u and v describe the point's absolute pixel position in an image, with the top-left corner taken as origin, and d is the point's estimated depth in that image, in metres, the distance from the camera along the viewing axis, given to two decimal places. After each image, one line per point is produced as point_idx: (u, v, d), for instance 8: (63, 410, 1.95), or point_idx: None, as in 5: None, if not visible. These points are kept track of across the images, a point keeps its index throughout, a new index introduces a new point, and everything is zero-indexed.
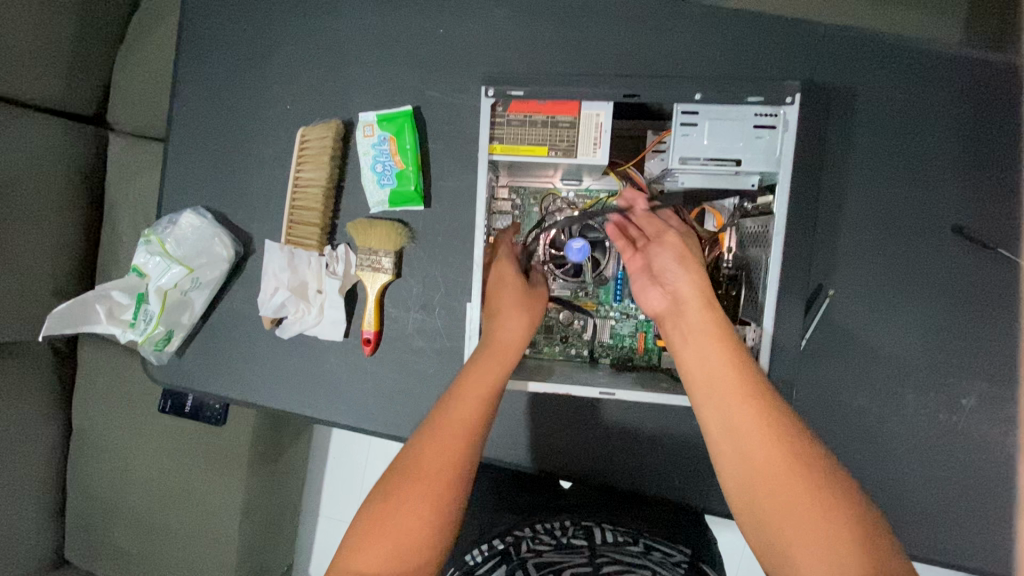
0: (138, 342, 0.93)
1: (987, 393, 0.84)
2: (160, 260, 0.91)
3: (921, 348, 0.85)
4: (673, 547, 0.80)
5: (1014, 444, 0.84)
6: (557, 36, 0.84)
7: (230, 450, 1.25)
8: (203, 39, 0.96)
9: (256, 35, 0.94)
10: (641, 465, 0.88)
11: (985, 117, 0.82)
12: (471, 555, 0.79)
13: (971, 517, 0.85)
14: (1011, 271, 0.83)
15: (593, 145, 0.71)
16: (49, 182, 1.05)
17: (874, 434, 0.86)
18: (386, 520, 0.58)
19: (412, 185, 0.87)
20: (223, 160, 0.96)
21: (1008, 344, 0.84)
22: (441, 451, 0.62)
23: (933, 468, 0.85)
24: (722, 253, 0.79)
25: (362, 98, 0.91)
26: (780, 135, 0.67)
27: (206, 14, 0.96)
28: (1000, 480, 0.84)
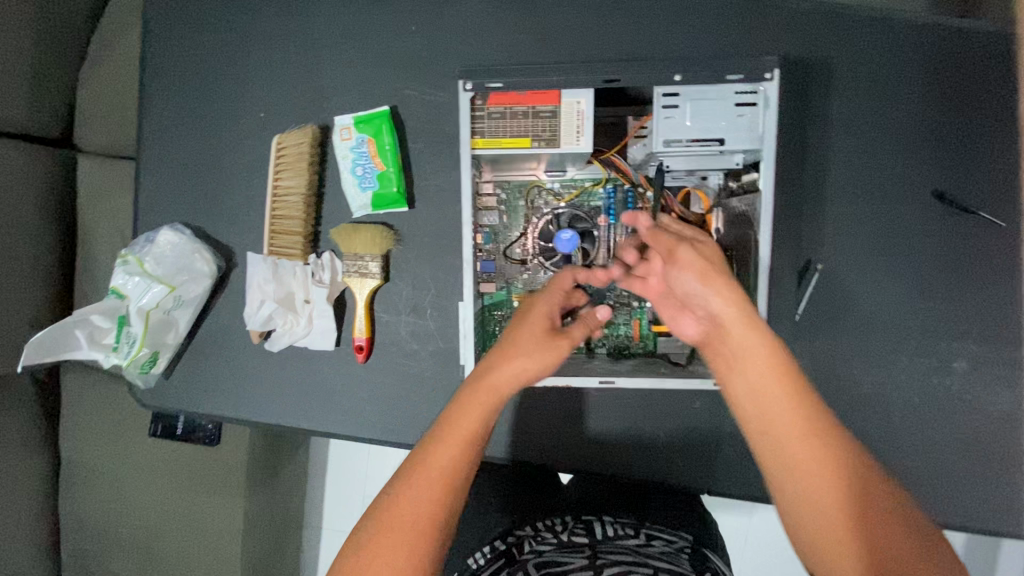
0: (122, 365, 0.89)
1: (976, 353, 0.85)
2: (139, 279, 0.89)
3: (910, 314, 0.86)
4: (673, 534, 0.82)
5: (1007, 401, 0.85)
6: (532, 26, 0.83)
7: (227, 470, 1.23)
8: (169, 51, 0.93)
9: (224, 42, 0.92)
10: (643, 451, 0.88)
11: (958, 82, 0.83)
12: (473, 560, 0.78)
13: (970, 476, 0.86)
14: (992, 232, 0.84)
15: (577, 134, 0.70)
16: (17, 208, 1.01)
17: (870, 403, 0.87)
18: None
19: (394, 186, 0.86)
20: (198, 173, 0.93)
21: (994, 304, 0.85)
22: (408, 512, 0.58)
23: (929, 432, 0.87)
24: (710, 234, 0.78)
25: (337, 100, 0.89)
26: (762, 111, 0.66)
27: (170, 25, 0.93)
28: (995, 438, 0.86)
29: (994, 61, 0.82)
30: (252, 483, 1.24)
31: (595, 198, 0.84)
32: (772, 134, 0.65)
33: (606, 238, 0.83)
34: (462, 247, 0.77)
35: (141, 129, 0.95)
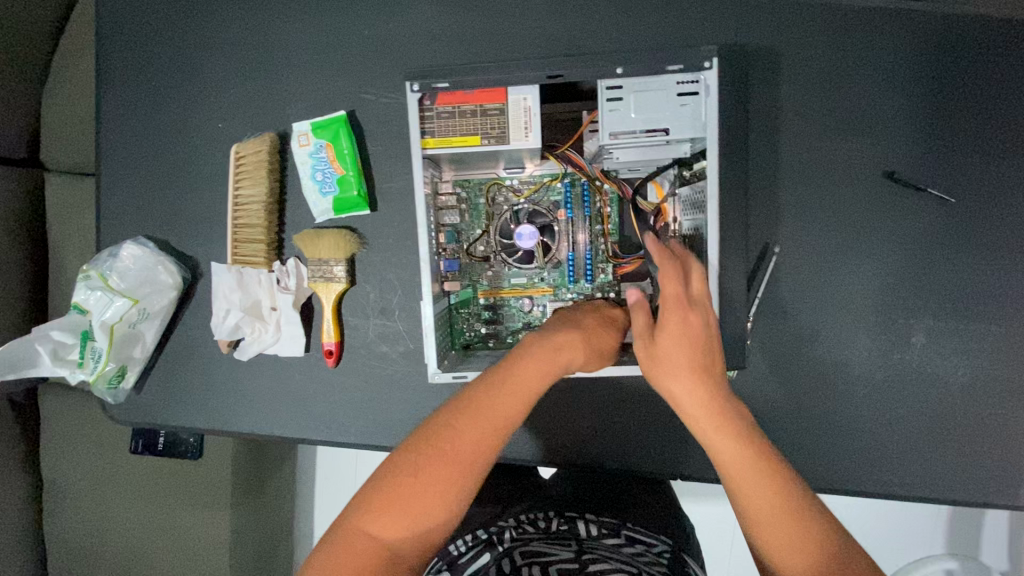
0: (89, 381, 0.89)
1: (934, 328, 0.87)
2: (101, 295, 0.88)
3: (867, 292, 0.88)
4: (655, 536, 0.81)
5: (966, 373, 0.88)
6: (483, 26, 0.84)
7: (211, 482, 1.22)
8: (126, 65, 0.93)
9: (179, 54, 0.92)
10: (615, 440, 0.90)
11: (900, 64, 0.85)
12: (455, 546, 0.79)
13: (933, 448, 0.88)
14: (941, 208, 0.86)
15: (525, 130, 0.71)
16: None
17: (834, 381, 0.89)
18: (410, 495, 0.54)
19: (354, 190, 0.86)
20: (160, 186, 0.93)
21: (948, 278, 0.87)
22: (465, 445, 0.56)
23: (892, 406, 0.89)
24: (667, 223, 0.83)
25: (295, 107, 0.89)
26: (703, 99, 0.68)
27: (125, 40, 0.93)
28: (955, 409, 0.88)
29: (935, 42, 0.85)
30: (237, 494, 1.24)
31: (554, 193, 0.86)
32: (713, 122, 0.66)
33: (567, 231, 0.85)
34: (420, 247, 0.77)
35: (101, 145, 0.94)
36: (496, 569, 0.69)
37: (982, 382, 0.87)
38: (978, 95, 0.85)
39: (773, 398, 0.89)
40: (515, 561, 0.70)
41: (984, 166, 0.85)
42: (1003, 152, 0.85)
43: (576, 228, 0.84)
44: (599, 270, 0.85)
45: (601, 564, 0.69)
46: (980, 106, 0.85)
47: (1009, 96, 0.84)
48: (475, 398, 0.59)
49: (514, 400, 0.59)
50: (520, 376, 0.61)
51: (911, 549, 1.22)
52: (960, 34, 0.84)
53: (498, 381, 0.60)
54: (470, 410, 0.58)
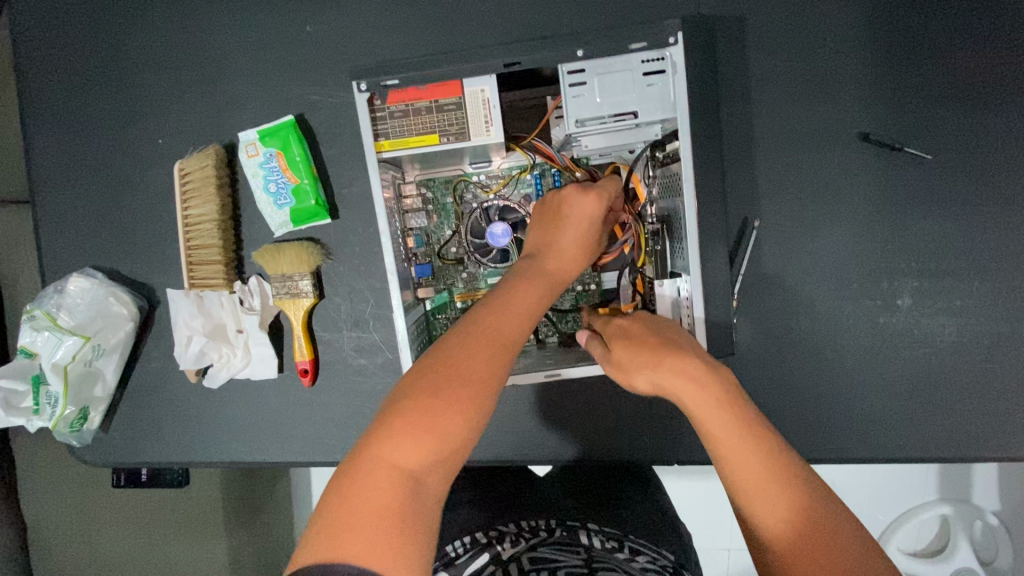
0: (49, 428, 0.83)
1: (919, 287, 0.86)
2: (49, 334, 0.81)
3: (852, 259, 0.86)
4: (658, 551, 0.77)
5: (953, 330, 0.87)
6: (433, 12, 0.78)
7: (201, 509, 1.19)
8: (53, 83, 0.86)
9: (108, 67, 0.84)
10: (607, 431, 0.88)
11: (870, 20, 0.82)
12: (454, 547, 0.78)
13: (925, 407, 0.88)
14: (920, 167, 0.84)
15: (485, 124, 0.67)
16: None
17: (824, 351, 0.88)
18: (435, 414, 0.49)
19: (312, 199, 0.81)
20: (103, 212, 0.86)
21: (931, 236, 0.85)
22: (479, 361, 0.53)
23: (882, 370, 0.88)
24: (644, 207, 0.79)
25: (240, 116, 0.83)
26: (671, 77, 0.64)
27: (47, 57, 0.85)
28: (945, 367, 0.87)
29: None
30: (229, 518, 1.21)
31: (524, 186, 0.82)
32: (684, 100, 0.63)
33: None
34: (385, 256, 0.73)
35: (37, 173, 0.87)
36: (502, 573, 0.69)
37: (969, 338, 0.86)
38: (952, 43, 0.82)
39: (762, 375, 0.88)
40: (524, 567, 0.69)
41: (963, 117, 0.83)
42: (980, 101, 0.82)
43: None
44: None
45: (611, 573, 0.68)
46: (954, 55, 0.82)
47: (983, 42, 0.81)
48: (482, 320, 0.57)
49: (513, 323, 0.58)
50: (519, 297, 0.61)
51: (904, 498, 1.23)
52: None
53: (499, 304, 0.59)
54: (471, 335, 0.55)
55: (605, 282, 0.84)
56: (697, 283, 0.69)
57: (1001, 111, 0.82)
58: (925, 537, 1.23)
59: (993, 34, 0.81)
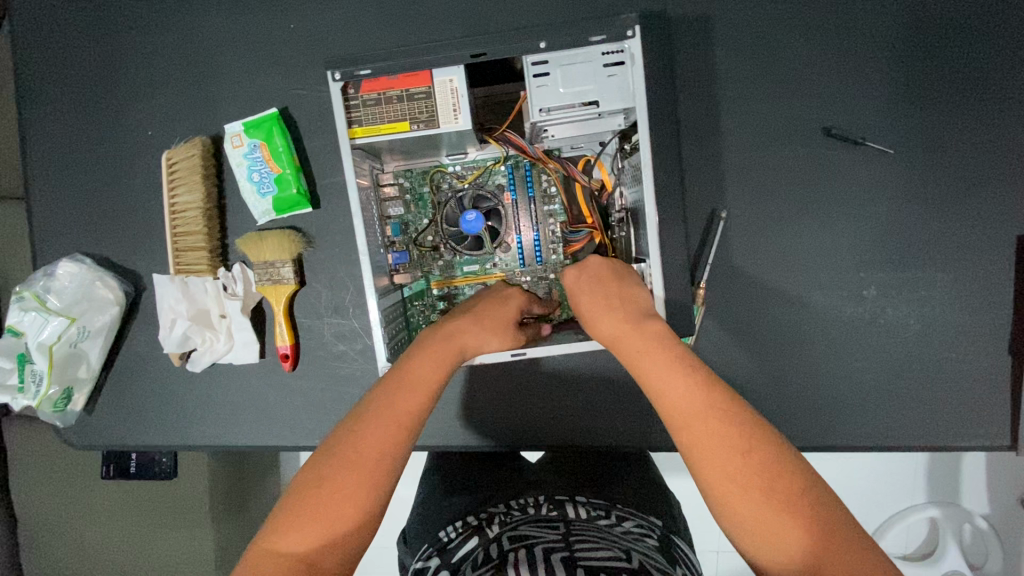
0: (33, 407, 0.86)
1: (884, 277, 0.89)
2: (36, 315, 0.84)
3: (818, 249, 0.89)
4: (644, 518, 0.81)
5: (919, 319, 0.89)
6: (411, 11, 0.82)
7: (189, 501, 1.20)
8: (50, 80, 0.90)
9: (103, 63, 0.88)
10: (580, 417, 0.90)
11: (830, 20, 0.85)
12: (446, 533, 0.81)
13: (894, 395, 0.90)
14: (881, 160, 0.87)
15: (454, 112, 0.70)
16: None
17: (792, 340, 0.90)
18: (320, 504, 0.55)
19: (294, 187, 0.84)
20: (94, 201, 0.90)
21: (894, 227, 0.88)
22: (368, 448, 0.58)
23: (850, 359, 0.90)
24: (611, 198, 0.84)
25: (227, 109, 0.87)
26: (629, 68, 0.67)
27: (46, 56, 0.89)
28: (911, 355, 0.89)
29: None
30: (217, 510, 1.22)
31: (498, 176, 0.85)
32: (641, 88, 0.66)
33: (513, 214, 0.84)
34: (358, 241, 0.75)
35: (34, 164, 0.91)
36: (484, 552, 0.70)
37: (934, 327, 0.89)
38: (909, 42, 0.85)
39: (732, 364, 0.91)
40: (504, 545, 0.70)
41: (921, 113, 0.86)
42: (940, 97, 0.86)
43: (521, 210, 0.84)
44: (551, 251, 0.85)
45: (587, 542, 0.68)
46: (911, 53, 0.85)
47: (939, 41, 0.85)
48: (374, 405, 0.61)
49: (410, 403, 0.61)
50: (417, 371, 0.64)
51: (893, 500, 1.23)
52: None
53: (397, 381, 0.63)
54: (365, 418, 0.59)
55: None
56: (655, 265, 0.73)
57: (958, 106, 0.85)
58: (914, 540, 1.23)
59: (949, 34, 0.85)
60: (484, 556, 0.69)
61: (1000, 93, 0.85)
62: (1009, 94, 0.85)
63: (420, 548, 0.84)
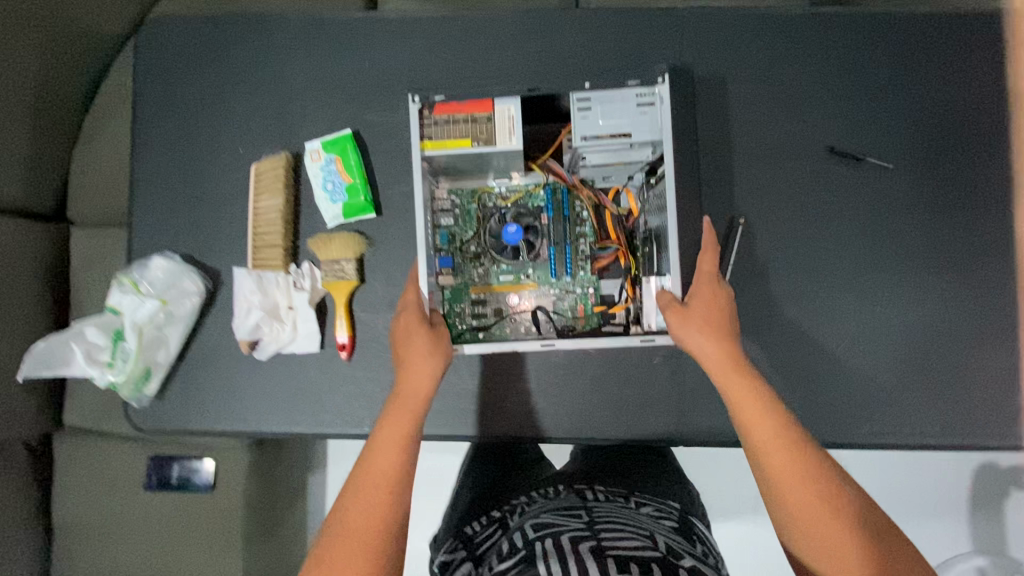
0: (117, 383, 0.98)
1: (901, 297, 0.95)
2: (133, 299, 0.99)
3: (838, 268, 0.96)
4: (663, 504, 0.90)
5: (938, 336, 0.94)
6: (471, 59, 0.99)
7: (222, 502, 1.19)
8: (156, 104, 1.05)
9: (201, 102, 1.04)
10: (615, 420, 0.93)
11: (834, 73, 0.97)
12: (472, 527, 0.91)
13: (924, 407, 0.93)
14: (887, 191, 0.96)
15: (509, 135, 0.83)
16: (22, 284, 1.10)
17: (822, 350, 0.94)
18: (363, 501, 0.69)
19: (362, 195, 0.97)
20: (185, 213, 1.04)
21: (905, 251, 0.96)
22: (384, 451, 0.72)
23: (879, 374, 0.94)
24: (637, 224, 0.93)
25: (307, 130, 1.01)
26: (659, 108, 0.80)
27: (155, 85, 1.05)
28: (936, 371, 0.94)
29: (859, 55, 0.98)
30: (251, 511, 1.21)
31: (537, 199, 0.94)
32: (667, 123, 0.79)
33: (548, 231, 0.92)
34: (416, 220, 0.86)
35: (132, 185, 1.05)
36: (510, 543, 0.75)
37: (953, 342, 0.94)
38: (904, 93, 0.97)
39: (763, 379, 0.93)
40: (528, 532, 0.75)
41: (919, 154, 0.97)
42: (933, 143, 0.97)
43: (556, 228, 0.91)
44: (579, 266, 0.92)
45: (613, 533, 0.72)
46: (904, 103, 0.97)
47: (928, 93, 0.97)
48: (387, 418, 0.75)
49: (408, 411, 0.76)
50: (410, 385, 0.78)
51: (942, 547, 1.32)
52: (879, 49, 0.98)
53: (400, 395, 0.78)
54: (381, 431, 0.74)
55: (603, 288, 0.93)
56: (675, 262, 0.81)
57: (950, 147, 0.97)
58: None
59: (934, 89, 0.97)
60: (512, 546, 0.73)
61: (983, 133, 0.97)
62: (989, 140, 0.97)
63: (448, 541, 0.94)
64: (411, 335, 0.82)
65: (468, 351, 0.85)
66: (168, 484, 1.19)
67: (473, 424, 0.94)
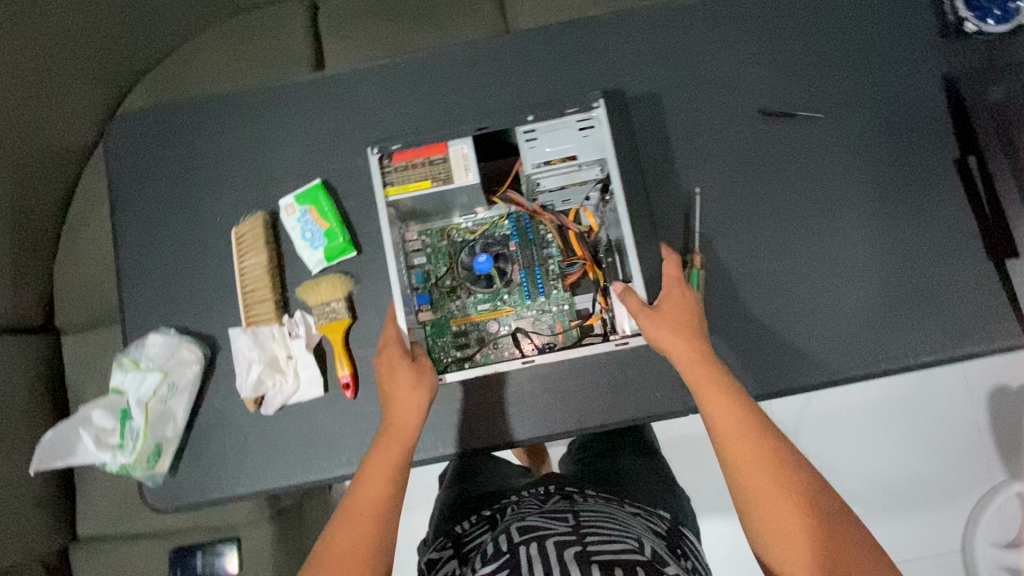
0: (130, 464, 1.00)
1: (863, 256, 1.01)
2: (136, 376, 1.03)
3: (801, 238, 1.01)
4: (654, 512, 0.97)
5: (905, 287, 1.00)
6: (421, 100, 1.06)
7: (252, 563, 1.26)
8: (134, 192, 1.11)
9: (174, 187, 1.11)
10: (613, 413, 0.98)
11: (754, 67, 1.06)
12: (462, 525, 0.99)
13: (910, 351, 0.98)
14: (828, 162, 1.03)
15: (465, 170, 0.90)
16: (25, 390, 1.21)
17: (801, 316, 0.99)
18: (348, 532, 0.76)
19: (340, 237, 1.02)
20: (175, 289, 1.09)
21: (857, 214, 1.02)
22: (371, 483, 0.80)
23: (861, 332, 0.99)
24: (597, 239, 1.00)
25: (280, 187, 1.07)
26: (599, 130, 0.89)
27: (130, 177, 1.12)
28: (911, 318, 0.99)
29: (773, 48, 1.06)
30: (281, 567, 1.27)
31: (502, 228, 1.01)
32: (609, 141, 0.87)
33: (517, 256, 0.99)
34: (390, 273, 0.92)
35: (119, 277, 1.10)
36: (497, 546, 0.81)
37: (920, 287, 1.00)
38: (821, 73, 1.06)
39: (744, 364, 0.98)
40: (514, 535, 0.81)
41: (847, 125, 1.04)
42: (857, 120, 1.05)
43: (524, 252, 0.99)
44: (551, 285, 0.99)
45: (598, 538, 0.78)
46: (823, 83, 1.05)
47: (842, 69, 1.06)
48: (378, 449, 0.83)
49: (395, 444, 0.83)
50: (399, 415, 0.85)
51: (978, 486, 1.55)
52: (789, 40, 1.06)
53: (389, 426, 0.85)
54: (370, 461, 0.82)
55: (577, 303, 0.99)
56: (635, 266, 0.87)
57: (873, 114, 1.05)
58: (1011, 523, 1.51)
59: (846, 65, 1.06)
60: (497, 548, 0.80)
61: (899, 98, 1.05)
62: (905, 101, 1.05)
63: (437, 538, 1.01)
64: (397, 370, 0.88)
65: (451, 379, 0.91)
66: (191, 573, 1.24)
67: (482, 437, 0.98)
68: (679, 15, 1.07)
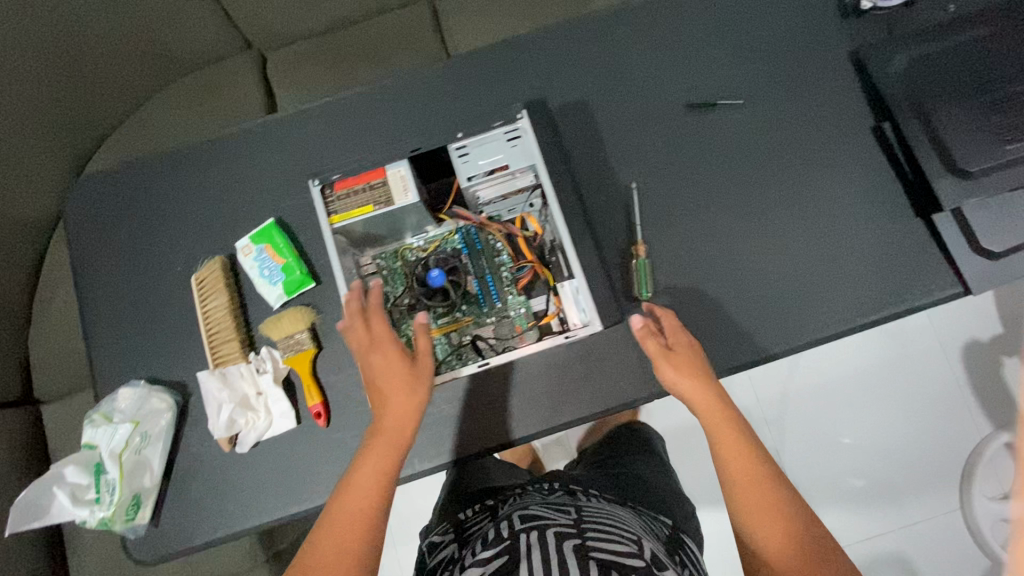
0: (108, 518, 0.99)
1: (800, 227, 1.05)
2: (107, 430, 1.03)
3: (739, 217, 1.06)
4: (656, 519, 0.98)
5: (845, 250, 1.04)
6: (362, 131, 1.11)
7: None
8: (95, 255, 1.14)
9: (134, 245, 1.14)
10: (582, 407, 1.00)
11: (671, 64, 1.12)
12: (464, 512, 1.00)
13: (860, 310, 1.02)
14: (755, 143, 1.09)
15: (404, 191, 0.94)
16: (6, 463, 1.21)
17: (751, 290, 1.03)
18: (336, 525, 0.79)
19: (298, 270, 1.05)
20: (143, 342, 1.11)
21: (789, 188, 1.07)
22: (362, 478, 0.83)
23: (809, 298, 1.03)
24: (542, 240, 1.04)
25: (236, 230, 1.11)
26: (525, 138, 0.99)
27: (90, 240, 1.15)
28: (855, 278, 1.03)
29: (686, 44, 1.13)
30: None
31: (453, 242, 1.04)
32: (535, 148, 0.97)
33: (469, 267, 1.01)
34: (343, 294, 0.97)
35: (87, 339, 1.12)
36: (497, 532, 0.82)
37: (858, 249, 1.04)
38: (734, 62, 1.12)
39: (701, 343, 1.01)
40: (517, 522, 0.82)
41: (767, 108, 1.10)
42: (775, 102, 1.11)
43: (474, 263, 1.01)
44: (506, 292, 1.00)
45: (599, 535, 0.79)
46: (738, 72, 1.12)
47: (753, 57, 1.12)
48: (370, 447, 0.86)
49: (386, 444, 0.85)
50: (391, 417, 0.87)
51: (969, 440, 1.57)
52: (700, 36, 1.13)
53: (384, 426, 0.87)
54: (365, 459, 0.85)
55: (532, 304, 1.02)
56: (574, 258, 0.94)
57: (790, 94, 1.11)
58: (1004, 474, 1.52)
59: (757, 53, 1.12)
60: (498, 534, 0.81)
61: (811, 76, 1.12)
62: (817, 78, 1.11)
63: (436, 527, 1.02)
64: (392, 367, 0.89)
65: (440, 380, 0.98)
66: None
67: (458, 446, 1.00)
68: (594, 26, 1.13)
